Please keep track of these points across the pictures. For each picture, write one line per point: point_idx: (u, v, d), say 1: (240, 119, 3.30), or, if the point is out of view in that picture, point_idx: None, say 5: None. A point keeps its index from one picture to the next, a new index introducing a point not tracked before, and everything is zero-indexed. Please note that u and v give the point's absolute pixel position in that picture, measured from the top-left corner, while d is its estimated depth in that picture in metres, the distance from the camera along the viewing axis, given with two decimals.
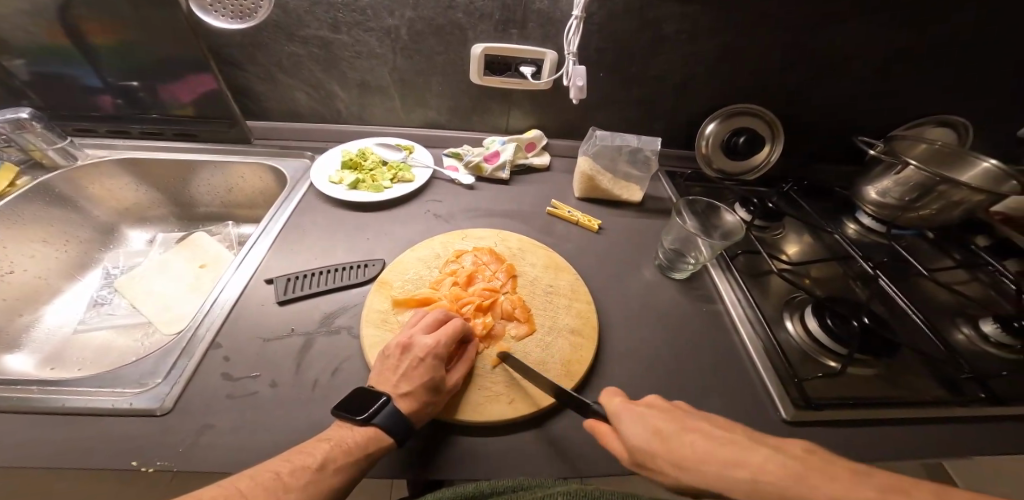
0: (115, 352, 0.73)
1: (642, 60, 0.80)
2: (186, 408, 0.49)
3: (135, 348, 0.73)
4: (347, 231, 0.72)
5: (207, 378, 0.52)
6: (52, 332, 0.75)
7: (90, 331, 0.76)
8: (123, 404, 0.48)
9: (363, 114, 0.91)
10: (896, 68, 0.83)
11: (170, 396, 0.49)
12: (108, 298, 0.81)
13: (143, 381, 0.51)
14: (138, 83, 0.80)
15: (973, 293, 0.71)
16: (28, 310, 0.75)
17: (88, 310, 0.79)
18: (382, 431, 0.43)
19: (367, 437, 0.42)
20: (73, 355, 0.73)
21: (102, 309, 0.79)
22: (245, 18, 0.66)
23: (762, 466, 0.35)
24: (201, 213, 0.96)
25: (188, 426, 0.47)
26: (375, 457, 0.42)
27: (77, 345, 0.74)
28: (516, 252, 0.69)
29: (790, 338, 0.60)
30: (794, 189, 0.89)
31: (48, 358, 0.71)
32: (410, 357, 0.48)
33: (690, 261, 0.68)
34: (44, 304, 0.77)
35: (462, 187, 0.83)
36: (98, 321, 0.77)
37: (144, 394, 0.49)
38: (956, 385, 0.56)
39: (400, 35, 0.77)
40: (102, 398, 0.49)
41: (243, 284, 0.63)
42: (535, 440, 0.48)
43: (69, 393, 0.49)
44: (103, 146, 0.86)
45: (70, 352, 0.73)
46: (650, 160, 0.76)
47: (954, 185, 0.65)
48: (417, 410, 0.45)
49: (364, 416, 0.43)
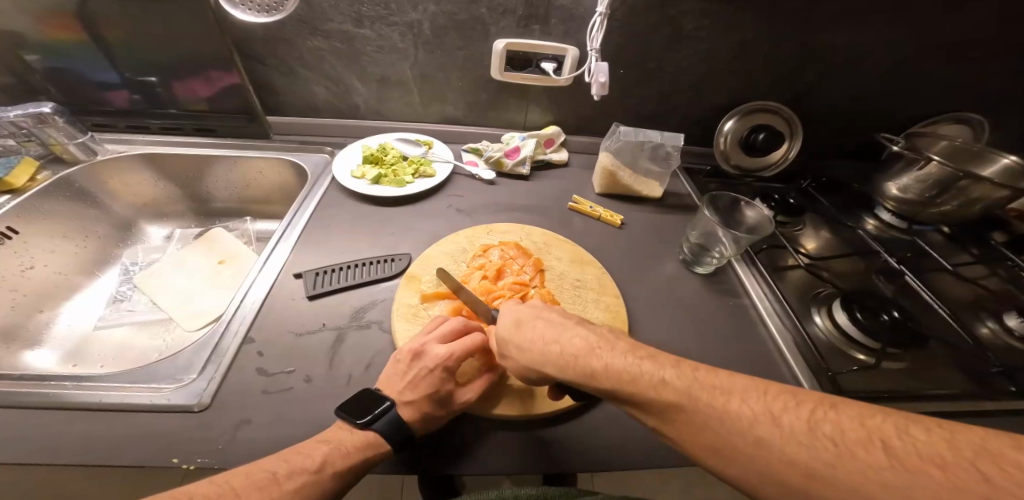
0: (137, 349, 0.73)
1: (663, 55, 0.80)
2: (223, 404, 0.49)
3: (157, 344, 0.73)
4: (371, 226, 0.72)
5: (241, 374, 0.52)
6: (72, 329, 0.75)
7: (110, 328, 0.75)
8: (160, 400, 0.48)
9: (381, 109, 0.91)
10: (913, 65, 0.84)
11: (206, 392, 0.49)
12: (128, 294, 0.81)
13: (177, 377, 0.51)
14: (156, 78, 0.79)
15: (993, 288, 0.72)
16: (49, 307, 0.74)
17: (108, 307, 0.79)
18: (380, 436, 0.43)
19: (366, 440, 0.42)
20: (95, 351, 0.72)
21: (122, 306, 0.79)
22: (272, 12, 0.65)
23: (674, 371, 0.36)
24: (217, 208, 0.95)
25: (226, 421, 0.47)
26: (374, 460, 0.42)
27: (99, 342, 0.74)
28: (541, 247, 0.69)
29: (818, 331, 0.61)
30: (812, 185, 0.90)
31: (71, 355, 0.71)
32: (421, 366, 0.47)
33: (715, 256, 0.69)
34: (64, 300, 0.77)
35: (483, 182, 0.84)
36: (119, 318, 0.77)
37: (180, 390, 0.49)
38: (985, 379, 0.57)
39: (423, 30, 0.77)
40: (138, 394, 0.49)
41: (271, 279, 0.62)
42: (574, 434, 0.49)
43: (105, 389, 0.49)
44: (120, 141, 0.85)
45: (91, 348, 0.73)
46: (672, 155, 0.77)
47: (977, 180, 0.65)
48: (419, 420, 0.45)
49: (364, 420, 0.43)
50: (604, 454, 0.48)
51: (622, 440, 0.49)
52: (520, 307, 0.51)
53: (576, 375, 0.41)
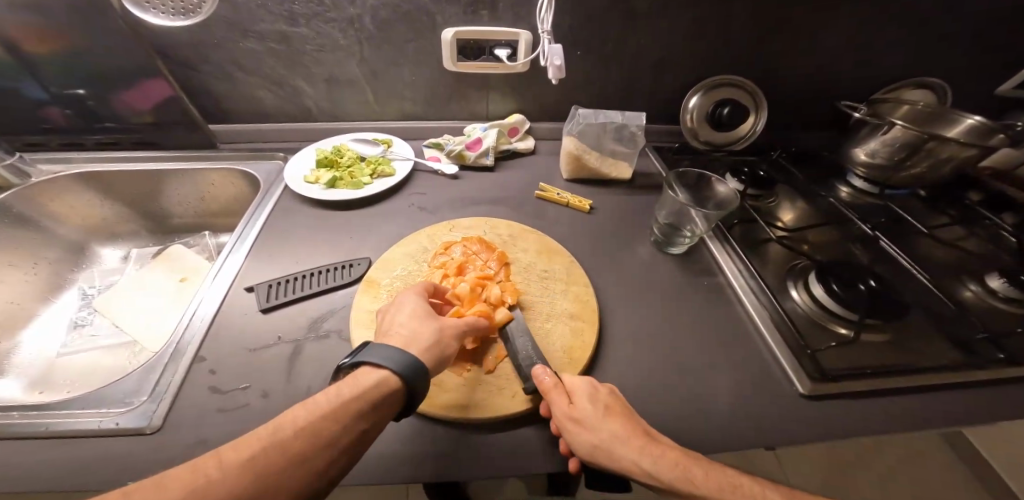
0: (101, 372, 0.68)
1: (618, 34, 0.78)
2: (175, 425, 0.45)
3: (122, 367, 0.69)
4: (328, 231, 0.69)
5: (193, 393, 0.48)
6: (34, 357, 0.71)
7: (72, 355, 0.71)
8: (108, 424, 0.44)
9: (334, 109, 0.87)
10: (872, 29, 0.82)
11: (158, 413, 0.46)
12: (88, 319, 0.76)
13: (127, 400, 0.47)
14: (85, 90, 0.75)
15: (973, 249, 0.71)
16: (5, 337, 0.70)
17: (68, 333, 0.74)
18: (385, 374, 0.40)
19: (370, 382, 0.39)
20: (60, 377, 0.68)
21: (84, 331, 0.75)
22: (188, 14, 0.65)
23: None
24: (175, 225, 0.91)
25: (177, 444, 0.44)
26: (377, 403, 0.38)
27: (62, 368, 0.70)
28: (507, 240, 0.67)
29: (795, 306, 0.60)
30: (783, 155, 0.89)
31: (35, 381, 0.67)
32: (394, 308, 0.50)
33: (686, 234, 0.67)
34: (20, 329, 0.72)
35: (446, 177, 0.80)
36: (80, 344, 0.72)
37: (131, 412, 0.46)
38: (969, 346, 0.56)
39: (365, 25, 0.74)
40: (88, 419, 0.45)
41: (223, 294, 0.59)
42: (550, 431, 0.47)
43: (54, 416, 0.45)
44: (57, 161, 0.81)
45: (57, 374, 0.69)
46: (637, 135, 0.75)
47: (943, 142, 0.65)
48: (413, 337, 0.45)
49: (353, 361, 0.41)
50: (587, 454, 0.45)
51: None
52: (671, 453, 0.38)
53: (639, 459, 0.37)
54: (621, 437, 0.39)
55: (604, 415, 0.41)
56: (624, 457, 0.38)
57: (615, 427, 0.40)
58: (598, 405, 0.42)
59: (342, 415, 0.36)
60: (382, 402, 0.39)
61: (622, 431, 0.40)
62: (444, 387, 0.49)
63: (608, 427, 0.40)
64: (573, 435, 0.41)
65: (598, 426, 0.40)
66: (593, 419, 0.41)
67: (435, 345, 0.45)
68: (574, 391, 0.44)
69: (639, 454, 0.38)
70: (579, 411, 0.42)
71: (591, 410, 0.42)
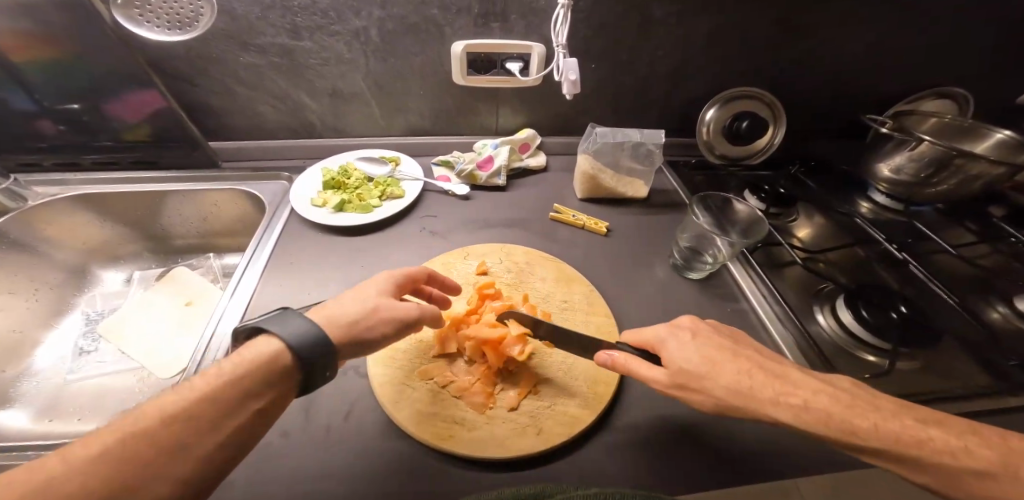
0: (113, 400, 0.67)
1: (633, 46, 0.75)
2: None
3: (133, 395, 0.68)
4: (339, 258, 0.67)
5: None
6: (43, 383, 0.69)
7: (82, 380, 0.69)
8: None
9: (339, 125, 0.85)
10: (893, 38, 0.80)
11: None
12: (94, 346, 0.75)
13: None
14: (80, 105, 0.72)
15: (999, 267, 0.71)
16: (12, 364, 0.68)
17: (73, 361, 0.72)
18: (278, 346, 0.37)
19: (263, 358, 0.36)
20: (71, 404, 0.67)
21: (89, 358, 0.73)
22: (184, 28, 0.65)
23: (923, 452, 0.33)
24: (177, 246, 0.89)
25: None
26: (264, 385, 0.35)
27: (75, 394, 0.68)
28: (524, 267, 0.65)
29: (822, 331, 0.59)
30: (800, 169, 0.87)
31: (45, 409, 0.66)
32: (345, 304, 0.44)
33: (708, 259, 0.65)
34: (27, 355, 0.71)
35: (457, 197, 0.78)
36: (91, 370, 0.71)
37: None
38: (1003, 373, 0.55)
39: (370, 37, 0.71)
40: None
41: (239, 319, 0.58)
42: (583, 471, 0.46)
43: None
44: (53, 183, 0.78)
45: (67, 400, 0.67)
46: (654, 152, 0.73)
47: (972, 159, 0.64)
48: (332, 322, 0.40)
49: (253, 327, 0.37)
50: None
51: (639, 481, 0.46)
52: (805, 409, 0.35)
53: (732, 397, 0.38)
54: (744, 387, 0.38)
55: (710, 367, 0.39)
56: (758, 410, 0.37)
57: (725, 379, 0.38)
58: (699, 355, 0.40)
59: (221, 400, 0.33)
60: (272, 384, 0.36)
61: (736, 380, 0.38)
62: (468, 426, 0.48)
63: (719, 383, 0.38)
64: (688, 398, 0.40)
65: (708, 383, 0.39)
66: (703, 377, 0.39)
67: (354, 325, 0.41)
68: (663, 352, 0.43)
69: (769, 402, 0.36)
70: (680, 372, 0.40)
71: (693, 366, 0.40)
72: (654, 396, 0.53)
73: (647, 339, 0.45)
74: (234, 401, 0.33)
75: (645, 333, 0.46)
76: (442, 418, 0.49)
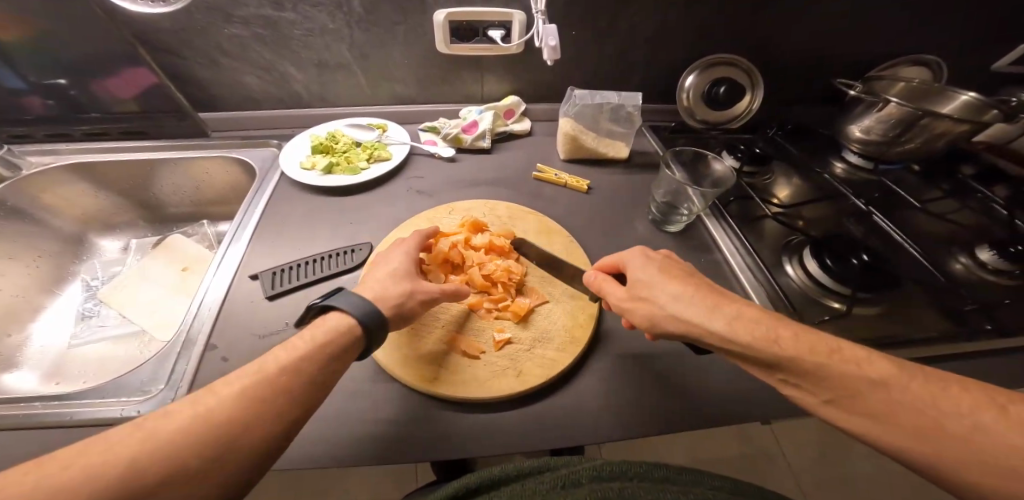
0: (116, 363, 0.69)
1: (612, 12, 0.77)
2: None
3: (135, 356, 0.70)
4: (328, 218, 0.69)
5: (209, 380, 0.49)
6: (46, 348, 0.71)
7: (84, 345, 0.71)
8: (130, 412, 0.46)
9: (326, 95, 0.86)
10: (866, 6, 0.82)
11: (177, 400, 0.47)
12: (95, 310, 0.77)
13: (145, 389, 0.48)
14: (66, 79, 0.73)
15: (964, 221, 0.74)
16: (15, 330, 0.70)
17: (76, 325, 0.75)
18: (347, 318, 0.44)
19: (336, 328, 0.42)
20: (76, 367, 0.69)
21: (91, 322, 0.75)
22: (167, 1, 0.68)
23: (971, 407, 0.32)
24: (171, 214, 0.91)
25: None
26: (343, 351, 0.42)
27: (78, 357, 0.71)
28: (506, 221, 0.68)
29: (791, 282, 0.62)
30: (778, 133, 0.90)
31: (52, 373, 0.68)
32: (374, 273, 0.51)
33: (684, 213, 0.68)
34: (29, 320, 0.73)
35: (443, 160, 0.80)
36: (89, 335, 0.73)
37: (148, 401, 0.47)
38: (961, 318, 0.58)
39: (353, 7, 0.73)
40: (108, 407, 0.46)
41: (227, 285, 0.59)
42: (562, 408, 0.49)
43: (74, 405, 0.46)
44: (44, 153, 0.79)
45: (73, 363, 0.70)
46: (633, 115, 0.76)
47: (936, 118, 0.67)
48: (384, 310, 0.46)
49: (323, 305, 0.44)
50: (596, 430, 0.48)
51: (614, 415, 0.49)
52: (732, 310, 0.40)
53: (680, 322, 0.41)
54: (686, 296, 0.42)
55: (663, 278, 0.44)
56: (682, 319, 0.41)
57: (672, 288, 0.43)
58: (658, 270, 0.45)
59: (313, 362, 0.39)
60: (351, 346, 0.43)
61: (677, 290, 0.43)
62: (452, 368, 0.51)
63: (665, 292, 0.43)
64: (635, 308, 0.45)
65: (657, 292, 0.43)
66: (650, 285, 0.44)
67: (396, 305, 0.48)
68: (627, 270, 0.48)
69: (702, 313, 0.40)
70: (637, 283, 0.45)
71: (648, 278, 0.45)
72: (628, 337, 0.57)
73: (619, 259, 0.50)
74: (329, 359, 0.40)
75: (617, 255, 0.51)
76: (427, 361, 0.52)
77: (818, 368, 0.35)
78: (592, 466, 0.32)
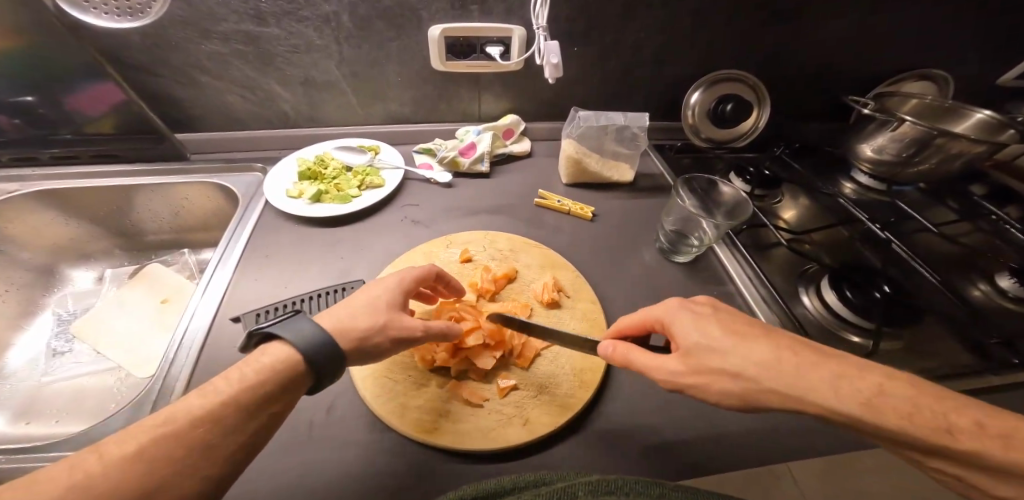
0: (91, 401, 0.64)
1: (615, 27, 0.74)
2: None
3: (112, 394, 0.65)
4: (317, 250, 0.65)
5: None
6: (16, 385, 0.66)
7: (57, 382, 0.66)
8: None
9: (315, 115, 0.82)
10: (874, 21, 0.80)
11: None
12: (67, 347, 0.71)
13: None
14: (33, 97, 0.68)
15: (979, 244, 0.72)
16: None
17: (46, 363, 0.69)
18: (290, 350, 0.37)
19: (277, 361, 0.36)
20: (48, 406, 0.64)
21: (63, 359, 0.70)
22: (136, 16, 0.61)
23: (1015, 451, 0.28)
24: (150, 242, 0.85)
25: None
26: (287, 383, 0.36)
27: (51, 394, 0.65)
28: (508, 254, 0.64)
29: (808, 314, 0.59)
30: (786, 151, 0.87)
31: (19, 412, 0.63)
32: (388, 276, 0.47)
33: (694, 242, 0.64)
34: None
35: (439, 185, 0.76)
36: (66, 370, 0.68)
37: None
38: (987, 351, 0.56)
39: (342, 23, 0.68)
40: None
41: (209, 321, 0.55)
42: (571, 460, 0.45)
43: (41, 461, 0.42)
44: (11, 179, 0.74)
45: (43, 402, 0.64)
46: (639, 136, 0.72)
47: (953, 138, 0.64)
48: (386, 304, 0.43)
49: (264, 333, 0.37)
50: None
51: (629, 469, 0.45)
52: (859, 384, 0.31)
53: (829, 411, 0.31)
54: (776, 364, 0.34)
55: (735, 342, 0.36)
56: (793, 398, 0.32)
57: (755, 354, 0.35)
58: (721, 328, 0.38)
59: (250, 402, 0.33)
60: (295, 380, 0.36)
61: (760, 356, 0.35)
62: (452, 418, 0.47)
63: (745, 359, 0.35)
64: (707, 385, 0.37)
65: (733, 360, 0.35)
66: (720, 353, 0.36)
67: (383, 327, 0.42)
68: (675, 328, 0.40)
69: (822, 391, 0.31)
70: (700, 350, 0.37)
71: (715, 343, 0.37)
72: (641, 378, 0.53)
73: (654, 317, 0.43)
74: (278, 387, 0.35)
75: (653, 310, 0.44)
76: (425, 411, 0.48)
77: (860, 388, 0.31)
78: (590, 480, 0.29)
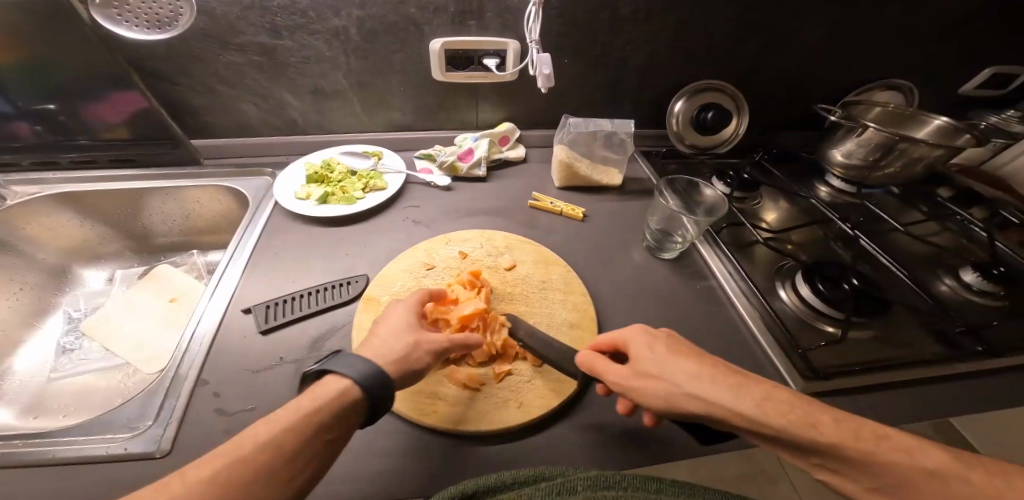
0: (98, 396, 0.66)
1: (604, 42, 0.79)
2: (184, 451, 0.44)
3: (118, 389, 0.67)
4: (323, 249, 0.69)
5: (200, 416, 0.47)
6: (27, 381, 0.69)
7: (66, 378, 0.69)
8: (117, 449, 0.44)
9: (321, 122, 0.87)
10: (844, 36, 0.86)
11: (166, 436, 0.45)
12: (76, 344, 0.74)
13: (133, 425, 0.47)
14: (56, 105, 0.72)
15: (946, 243, 0.77)
16: None
17: (57, 359, 0.72)
18: (339, 388, 0.38)
19: (329, 394, 0.37)
20: (55, 401, 0.66)
21: (72, 355, 0.72)
22: (164, 28, 0.65)
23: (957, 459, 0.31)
24: (159, 244, 0.89)
25: None
26: (334, 419, 0.36)
27: (58, 391, 0.67)
28: (503, 250, 0.68)
29: (785, 306, 0.63)
30: (765, 157, 0.93)
31: (28, 407, 0.65)
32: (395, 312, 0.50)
33: (678, 240, 0.69)
34: (9, 354, 0.70)
35: (439, 189, 0.81)
36: (73, 367, 0.70)
37: (137, 437, 0.45)
38: (952, 340, 0.60)
39: (350, 36, 0.73)
40: (96, 444, 0.44)
41: (221, 314, 0.58)
42: (565, 436, 0.49)
43: (57, 443, 0.44)
44: (31, 182, 0.78)
45: (51, 398, 0.67)
46: (626, 142, 0.77)
47: (913, 143, 0.69)
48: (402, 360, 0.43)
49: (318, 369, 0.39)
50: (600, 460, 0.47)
51: (621, 444, 0.48)
52: (753, 394, 0.36)
53: (742, 416, 0.35)
54: (700, 374, 0.39)
55: (671, 356, 0.41)
56: (702, 399, 0.37)
57: (715, 374, 0.39)
58: (665, 348, 0.42)
59: (297, 434, 0.33)
60: (343, 414, 0.37)
61: (692, 368, 0.39)
62: (453, 400, 0.50)
63: (677, 369, 0.40)
64: (643, 389, 0.41)
65: (667, 369, 0.40)
66: (658, 366, 0.41)
67: (405, 358, 0.44)
68: (627, 344, 0.45)
69: (725, 396, 0.36)
70: (643, 361, 0.42)
71: (652, 356, 0.42)
72: None
73: (615, 336, 0.47)
74: (313, 439, 0.34)
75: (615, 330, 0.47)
76: (425, 394, 0.51)
77: (811, 415, 0.34)
78: (587, 475, 0.33)
